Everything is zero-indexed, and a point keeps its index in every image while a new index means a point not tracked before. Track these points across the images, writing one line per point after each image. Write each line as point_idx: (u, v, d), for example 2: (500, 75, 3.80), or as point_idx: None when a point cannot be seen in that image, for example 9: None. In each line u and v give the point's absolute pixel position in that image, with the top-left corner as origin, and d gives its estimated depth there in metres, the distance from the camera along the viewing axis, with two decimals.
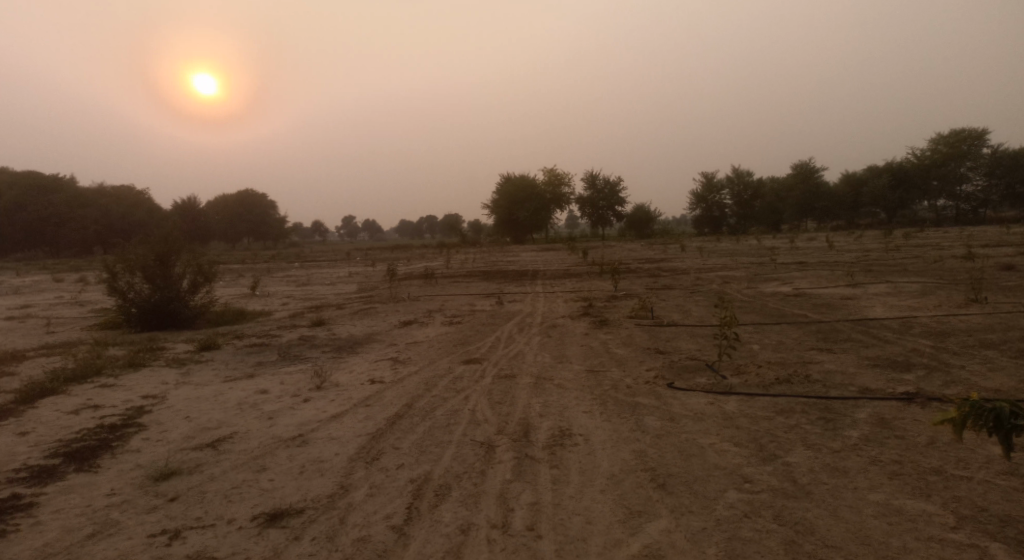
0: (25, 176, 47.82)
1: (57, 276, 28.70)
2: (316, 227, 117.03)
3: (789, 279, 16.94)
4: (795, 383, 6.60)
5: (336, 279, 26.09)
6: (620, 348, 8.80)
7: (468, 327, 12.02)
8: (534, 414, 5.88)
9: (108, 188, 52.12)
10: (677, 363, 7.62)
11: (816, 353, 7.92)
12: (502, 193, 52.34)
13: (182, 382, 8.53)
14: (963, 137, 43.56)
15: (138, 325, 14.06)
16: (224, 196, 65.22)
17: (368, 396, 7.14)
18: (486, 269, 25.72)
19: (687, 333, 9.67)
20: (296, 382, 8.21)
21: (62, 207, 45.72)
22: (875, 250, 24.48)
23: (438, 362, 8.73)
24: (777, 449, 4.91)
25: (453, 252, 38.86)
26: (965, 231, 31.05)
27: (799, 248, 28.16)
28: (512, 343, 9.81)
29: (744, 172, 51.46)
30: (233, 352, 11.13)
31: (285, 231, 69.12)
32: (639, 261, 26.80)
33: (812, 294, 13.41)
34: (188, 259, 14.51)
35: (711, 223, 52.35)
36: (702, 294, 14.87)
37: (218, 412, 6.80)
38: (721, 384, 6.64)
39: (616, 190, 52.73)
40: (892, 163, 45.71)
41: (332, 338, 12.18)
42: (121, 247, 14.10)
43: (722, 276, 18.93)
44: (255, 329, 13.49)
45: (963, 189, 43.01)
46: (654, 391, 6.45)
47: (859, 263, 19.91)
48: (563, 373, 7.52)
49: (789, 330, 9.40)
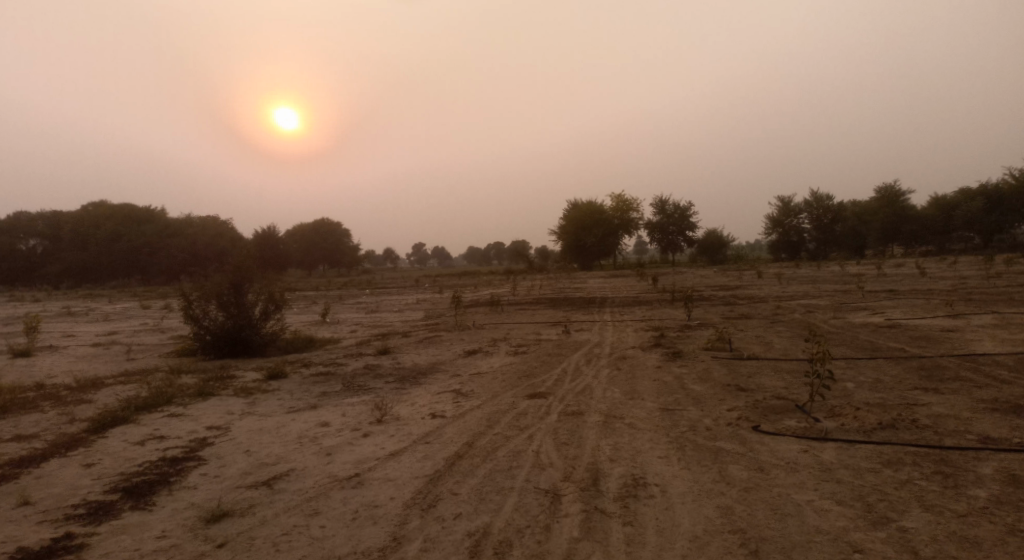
0: (124, 209, 51.98)
1: (147, 302, 30.66)
2: (388, 255, 120.46)
3: (881, 308, 15.56)
4: (902, 429, 5.71)
5: (405, 306, 26.43)
6: (696, 384, 8.16)
7: (533, 358, 11.65)
8: (604, 458, 5.38)
9: (196, 220, 55.82)
10: (762, 403, 6.88)
11: (922, 394, 6.97)
12: (569, 220, 52.11)
13: (246, 413, 8.86)
14: None
15: (212, 352, 14.62)
16: (302, 226, 68.39)
17: (429, 431, 6.84)
18: (553, 296, 25.34)
19: (770, 368, 8.87)
20: (357, 415, 8.08)
21: (154, 237, 49.21)
22: (977, 278, 22.33)
23: (500, 395, 8.38)
24: (889, 510, 4.07)
25: (520, 279, 38.79)
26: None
27: (888, 276, 26.16)
28: (579, 376, 9.35)
29: (823, 195, 48.85)
30: (300, 380, 11.23)
31: (358, 259, 71.44)
32: (712, 288, 25.70)
33: (909, 325, 12.19)
34: (260, 288, 15.06)
35: (789, 248, 49.61)
36: (784, 324, 13.86)
37: (278, 446, 6.85)
38: (815, 428, 5.88)
39: (686, 214, 51.39)
40: (988, 183, 42.38)
41: (396, 367, 12.10)
42: (199, 276, 14.78)
43: (805, 305, 17.68)
44: (322, 357, 13.67)
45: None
46: (738, 435, 5.80)
47: (961, 291, 18.14)
48: (634, 411, 6.96)
49: (887, 367, 8.42)
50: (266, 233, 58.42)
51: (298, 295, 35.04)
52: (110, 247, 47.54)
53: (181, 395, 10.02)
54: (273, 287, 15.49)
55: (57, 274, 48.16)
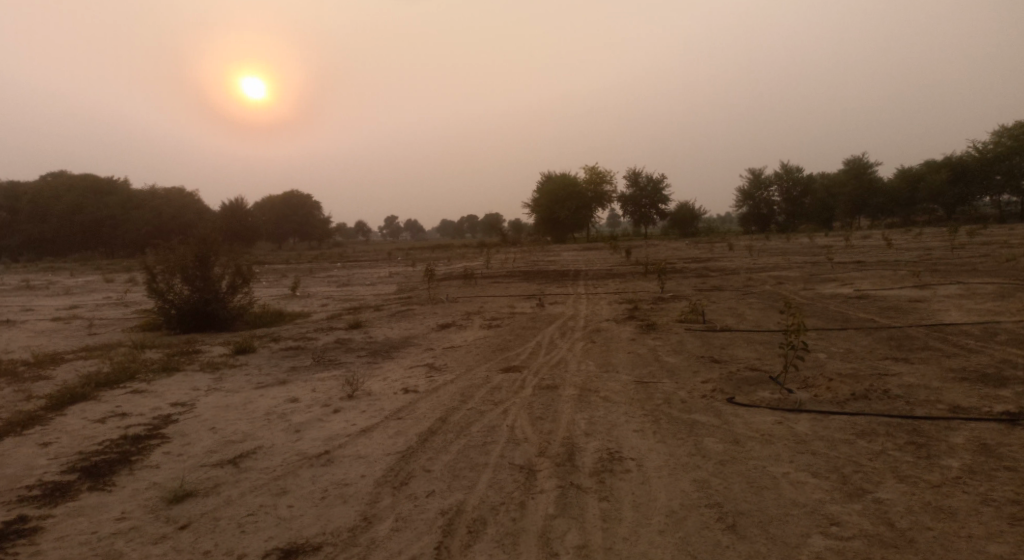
0: (82, 179, 49.98)
1: (108, 276, 29.60)
2: (360, 227, 118.67)
3: (849, 279, 15.82)
4: (873, 400, 5.77)
5: (377, 279, 26.05)
6: (671, 356, 8.15)
7: (507, 331, 11.53)
8: (579, 432, 5.31)
9: (160, 191, 54.02)
10: (735, 375, 6.89)
11: (891, 364, 7.05)
12: (543, 192, 51.82)
13: (212, 389, 8.59)
14: None
15: (177, 327, 14.18)
16: (270, 197, 66.73)
17: (401, 407, 6.70)
18: (527, 269, 25.22)
19: (743, 340, 8.91)
20: (327, 391, 7.88)
21: (115, 209, 47.56)
22: (940, 249, 22.85)
23: (474, 370, 8.26)
24: (864, 482, 4.08)
25: (494, 252, 38.55)
26: None
27: (855, 247, 26.61)
28: (553, 349, 9.26)
29: (793, 168, 49.35)
30: (269, 355, 10.96)
31: (329, 231, 70.19)
32: (685, 260, 25.80)
33: (877, 296, 12.38)
34: (226, 260, 14.59)
35: (759, 221, 50.12)
36: (756, 296, 13.98)
37: (245, 423, 6.63)
38: (788, 400, 5.89)
39: (660, 187, 51.46)
40: (952, 157, 43.27)
41: (369, 341, 11.89)
42: (162, 248, 14.24)
43: (776, 276, 17.88)
44: (292, 331, 13.36)
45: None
46: (713, 407, 5.79)
47: (925, 262, 18.52)
48: (610, 384, 6.92)
49: (857, 338, 8.51)
50: (233, 205, 56.85)
51: (268, 269, 34.28)
52: (69, 218, 45.79)
53: (144, 371, 9.67)
54: (240, 260, 15.03)
55: (13, 246, 46.28)
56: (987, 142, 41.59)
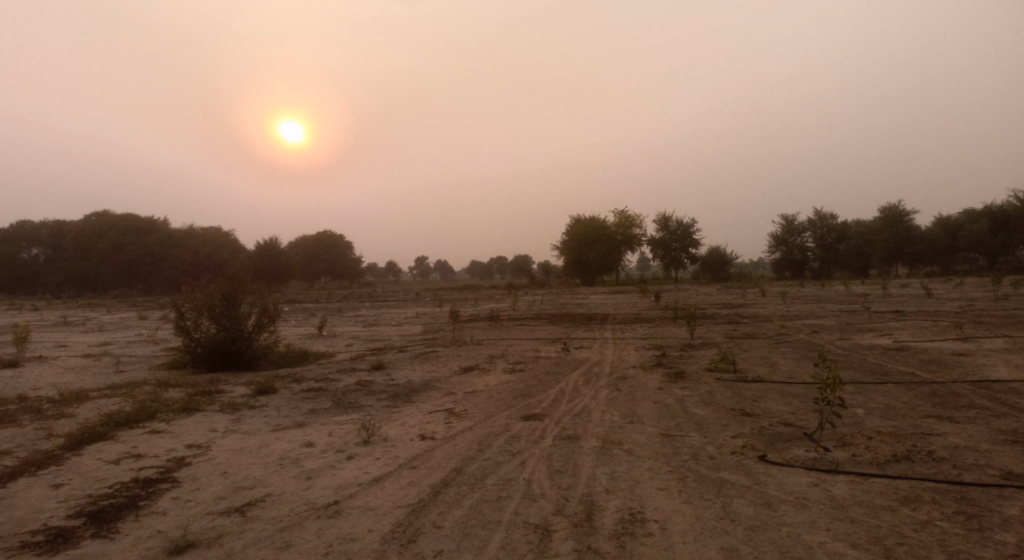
0: (127, 218, 52.00)
1: (144, 313, 30.32)
2: (390, 268, 120.17)
3: (888, 329, 15.18)
4: (918, 461, 5.34)
5: (404, 320, 26.08)
6: (699, 408, 7.80)
7: (530, 376, 11.28)
8: (599, 489, 5.02)
9: (199, 231, 55.79)
10: (767, 430, 6.52)
11: (936, 423, 6.59)
12: (572, 235, 51.90)
13: (230, 431, 8.52)
14: None
15: (203, 365, 14.30)
16: (304, 238, 68.25)
17: (417, 455, 6.49)
18: (554, 312, 24.98)
19: (776, 392, 8.49)
20: (342, 436, 7.73)
21: (156, 247, 49.20)
22: (984, 299, 21.92)
23: (493, 417, 8.02)
24: (911, 556, 3.70)
25: (522, 295, 38.49)
26: None
27: (893, 296, 25.70)
28: (576, 397, 8.98)
29: (827, 214, 48.50)
30: (289, 396, 10.89)
31: (360, 271, 71.22)
32: (715, 306, 25.22)
33: (918, 348, 11.80)
34: (254, 299, 14.77)
35: (792, 267, 48.97)
36: (790, 345, 13.47)
37: (257, 469, 6.51)
38: (824, 459, 5.50)
39: (690, 232, 51.06)
40: (993, 205, 42.07)
41: (390, 384, 11.75)
42: (192, 287, 14.52)
43: (811, 324, 17.31)
44: (315, 372, 13.33)
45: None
46: (743, 465, 5.44)
47: (970, 313, 17.72)
48: (633, 436, 6.61)
49: (898, 392, 8.03)
50: (268, 244, 58.26)
51: (298, 308, 34.76)
52: (112, 256, 47.48)
53: (165, 411, 9.68)
54: (268, 299, 15.20)
55: (58, 282, 48.04)
56: None
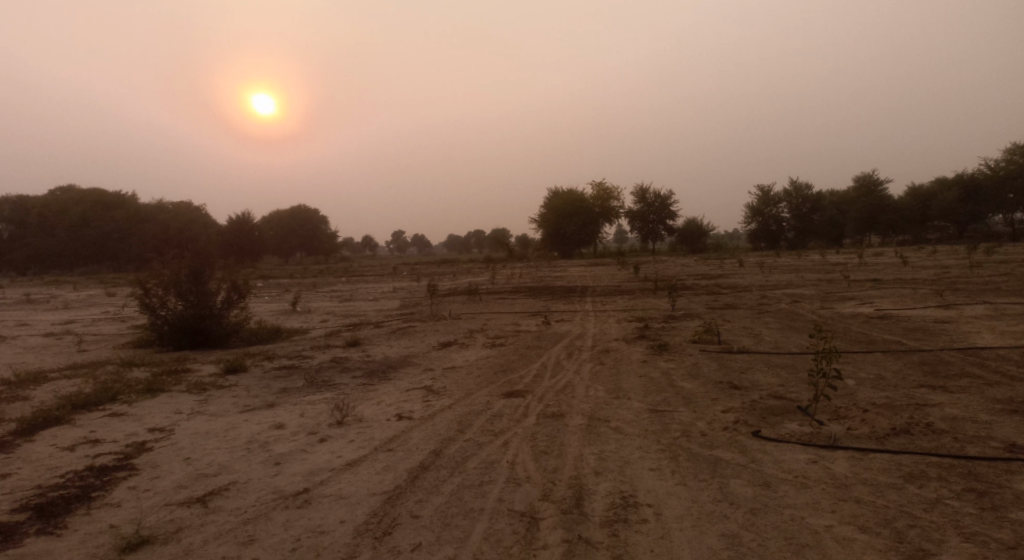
0: (90, 192, 50.08)
1: (109, 290, 29.25)
2: (366, 242, 118.52)
3: (867, 298, 15.14)
4: (916, 435, 5.13)
5: (380, 294, 25.51)
6: (686, 381, 7.56)
7: (510, 351, 10.94)
8: (587, 472, 4.72)
9: (168, 205, 54.07)
10: (758, 404, 6.28)
11: (928, 393, 6.42)
12: (550, 207, 51.45)
13: (195, 413, 8.06)
14: None
15: (169, 343, 13.71)
16: (277, 212, 66.61)
17: (393, 436, 6.13)
18: (533, 285, 24.65)
19: (764, 364, 8.29)
20: (314, 417, 7.33)
21: (122, 222, 47.57)
22: (957, 267, 22.13)
23: (474, 394, 7.68)
24: (923, 540, 3.46)
25: (500, 268, 38.14)
26: None
27: (868, 265, 25.83)
28: (559, 372, 8.68)
29: (802, 185, 48.63)
30: (260, 375, 10.44)
31: (336, 246, 69.92)
32: (694, 277, 25.12)
33: (900, 317, 11.72)
34: (223, 275, 14.14)
35: (768, 238, 49.20)
36: (772, 315, 13.33)
37: (223, 455, 6.11)
38: (820, 433, 5.28)
39: (667, 203, 50.95)
40: (964, 174, 42.59)
41: (365, 361, 11.33)
42: (156, 261, 13.83)
43: (791, 294, 17.24)
44: (288, 349, 12.85)
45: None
46: (737, 442, 5.20)
47: (945, 281, 17.83)
48: (621, 413, 6.33)
49: (886, 362, 7.88)
50: (240, 219, 56.67)
51: (271, 283, 33.88)
52: (76, 231, 45.74)
53: (127, 392, 9.17)
54: (237, 274, 14.59)
55: (19, 259, 46.21)
56: (999, 160, 40.88)
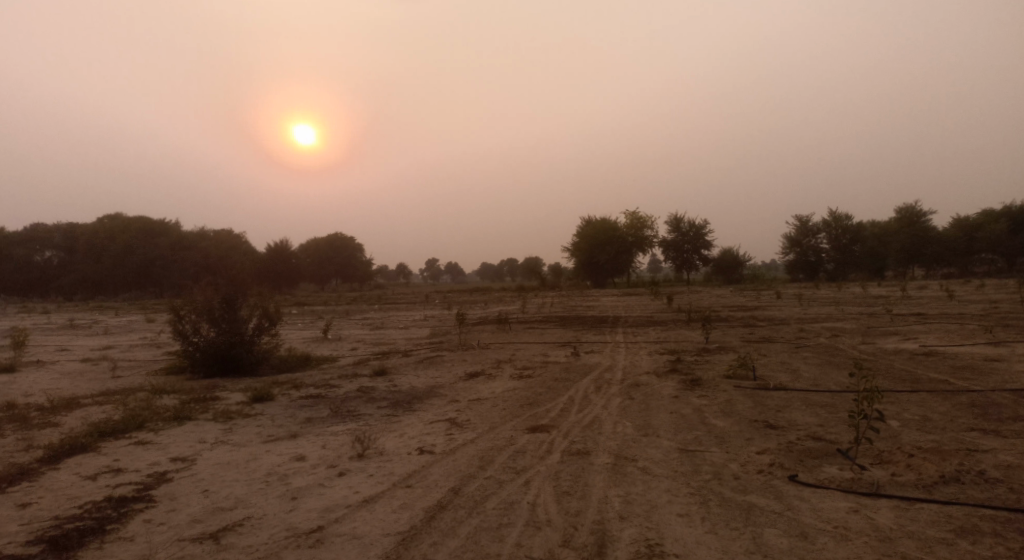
0: (138, 221, 52.14)
1: (151, 316, 30.10)
2: (401, 270, 120.23)
3: (913, 333, 14.46)
4: (970, 482, 4.71)
5: (411, 322, 25.63)
6: (719, 419, 7.24)
7: (537, 383, 10.74)
8: (611, 516, 4.48)
9: (210, 233, 55.87)
10: (795, 446, 5.93)
11: (982, 436, 5.96)
12: (582, 236, 51.35)
13: (219, 443, 8.08)
14: None
15: (201, 370, 13.93)
16: (315, 241, 68.14)
17: (413, 472, 5.99)
18: (564, 314, 24.43)
19: (801, 402, 7.89)
20: (335, 450, 7.24)
21: (167, 250, 49.24)
22: (1010, 301, 21.07)
23: (497, 428, 7.50)
24: None
25: (531, 297, 38.03)
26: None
27: (913, 298, 24.84)
28: (586, 406, 8.44)
29: (841, 215, 47.46)
30: (286, 404, 10.47)
31: (371, 274, 70.95)
32: (729, 309, 24.55)
33: (948, 353, 11.11)
34: (255, 302, 14.37)
35: (806, 268, 48.00)
36: (810, 350, 12.83)
37: (241, 488, 6.06)
38: (862, 479, 4.92)
39: (702, 232, 50.29)
40: (1014, 204, 40.98)
41: (391, 391, 11.26)
42: (191, 289, 14.16)
43: (830, 328, 16.62)
44: (315, 377, 12.89)
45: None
46: (772, 487, 4.89)
47: (997, 316, 16.95)
48: (649, 452, 6.07)
49: (934, 402, 7.40)
50: (279, 247, 58.13)
51: (305, 310, 34.45)
52: (124, 259, 47.56)
53: (156, 419, 9.29)
54: (269, 302, 14.83)
55: (70, 286, 48.15)
56: None
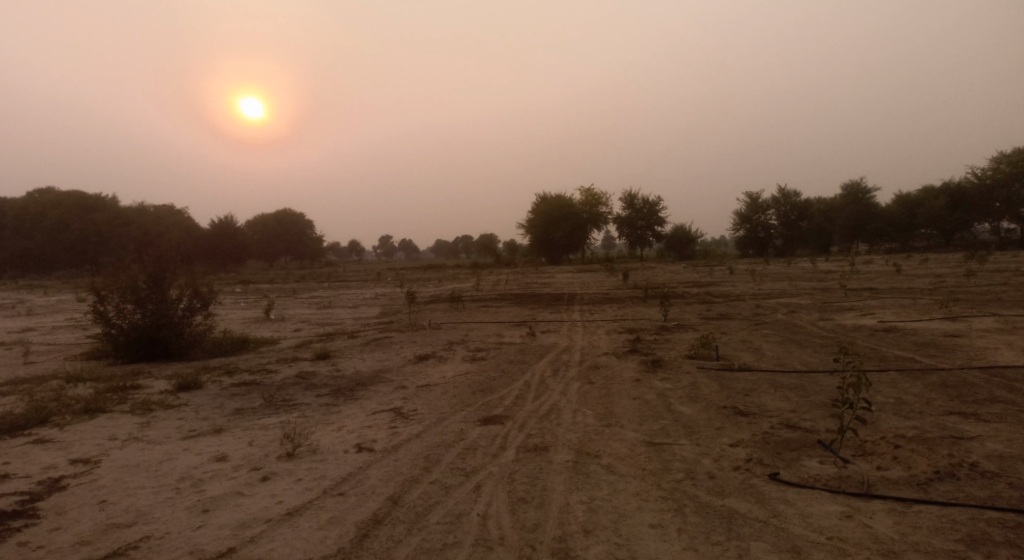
0: (68, 195, 48.60)
1: (80, 294, 27.96)
2: (353, 247, 117.38)
3: (867, 309, 14.44)
4: (963, 477, 4.28)
5: (361, 301, 24.50)
6: (685, 405, 6.73)
7: (490, 366, 10.05)
8: (574, 531, 3.86)
9: (148, 208, 52.63)
10: (770, 436, 5.44)
11: (962, 421, 5.60)
12: (538, 212, 50.65)
13: (132, 440, 7.11)
14: None
15: (124, 354, 12.70)
16: (262, 216, 65.21)
17: (348, 475, 5.24)
18: (519, 292, 23.84)
19: (769, 384, 7.48)
20: (263, 448, 6.42)
21: (102, 225, 46.03)
22: (953, 276, 21.56)
23: (446, 420, 6.79)
24: None
25: (486, 274, 37.24)
26: None
27: (861, 273, 25.20)
28: (543, 392, 7.83)
29: (790, 192, 48.33)
30: (216, 393, 9.50)
31: (321, 250, 68.61)
32: (684, 284, 24.37)
33: (907, 329, 10.98)
34: (185, 281, 13.15)
35: (756, 244, 48.87)
36: (770, 327, 12.56)
37: (146, 497, 5.19)
38: (847, 476, 4.45)
39: (656, 209, 50.41)
40: (951, 182, 42.51)
41: (333, 376, 10.37)
42: (112, 266, 12.82)
43: (786, 304, 16.55)
44: (252, 362, 11.87)
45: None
46: (752, 488, 4.36)
47: (943, 290, 17.23)
48: (614, 446, 5.48)
49: (905, 383, 7.10)
50: (223, 222, 55.22)
51: (249, 289, 32.62)
52: (55, 235, 44.18)
53: (62, 413, 8.19)
54: (201, 281, 13.63)
55: None
56: (985, 168, 40.94)
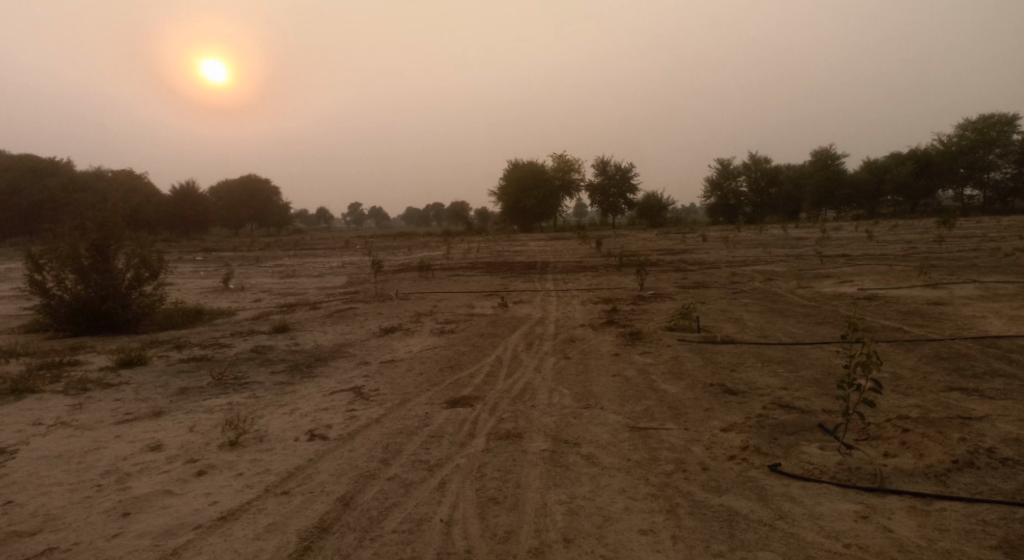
0: (17, 158, 45.87)
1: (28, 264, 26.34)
2: (321, 214, 114.48)
3: (845, 276, 14.18)
4: (984, 468, 3.83)
5: (327, 270, 23.56)
6: (670, 383, 6.26)
7: (460, 339, 9.44)
8: (554, 539, 3.33)
9: (104, 173, 50.08)
10: (765, 419, 4.96)
11: (965, 399, 5.22)
12: (510, 179, 49.68)
13: (57, 426, 6.32)
14: (992, 123, 39.57)
15: (65, 328, 11.72)
16: (225, 182, 62.78)
17: (295, 470, 4.61)
18: (491, 260, 23.20)
19: (756, 359, 7.03)
20: (204, 435, 5.73)
21: (55, 190, 43.55)
22: (923, 242, 21.55)
23: (409, 402, 6.18)
24: None
25: (457, 242, 36.41)
26: (1003, 222, 27.95)
27: (832, 239, 25.20)
28: (516, 369, 7.26)
29: (761, 159, 48.35)
30: (161, 370, 8.72)
31: (288, 217, 66.54)
32: (658, 252, 24.04)
33: (890, 297, 10.69)
34: (131, 249, 12.12)
35: (726, 211, 48.98)
36: (749, 296, 12.18)
37: (62, 496, 4.51)
38: (855, 466, 3.99)
39: (628, 176, 49.91)
40: (917, 149, 42.83)
41: (291, 352, 9.63)
42: (49, 232, 11.72)
43: (762, 272, 16.26)
44: (205, 336, 11.05)
45: (988, 177, 39.42)
46: (752, 483, 3.86)
47: (916, 257, 17.09)
48: (595, 432, 4.94)
49: (898, 356, 6.71)
50: (184, 188, 52.94)
51: (210, 257, 31.24)
52: (4, 200, 41.67)
53: None
54: (150, 249, 12.62)
55: None
56: (951, 135, 41.31)
